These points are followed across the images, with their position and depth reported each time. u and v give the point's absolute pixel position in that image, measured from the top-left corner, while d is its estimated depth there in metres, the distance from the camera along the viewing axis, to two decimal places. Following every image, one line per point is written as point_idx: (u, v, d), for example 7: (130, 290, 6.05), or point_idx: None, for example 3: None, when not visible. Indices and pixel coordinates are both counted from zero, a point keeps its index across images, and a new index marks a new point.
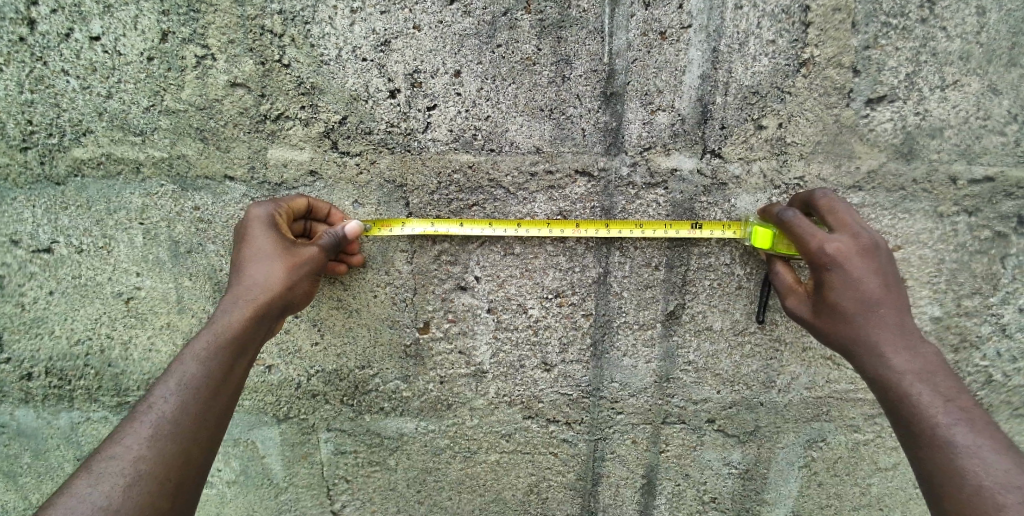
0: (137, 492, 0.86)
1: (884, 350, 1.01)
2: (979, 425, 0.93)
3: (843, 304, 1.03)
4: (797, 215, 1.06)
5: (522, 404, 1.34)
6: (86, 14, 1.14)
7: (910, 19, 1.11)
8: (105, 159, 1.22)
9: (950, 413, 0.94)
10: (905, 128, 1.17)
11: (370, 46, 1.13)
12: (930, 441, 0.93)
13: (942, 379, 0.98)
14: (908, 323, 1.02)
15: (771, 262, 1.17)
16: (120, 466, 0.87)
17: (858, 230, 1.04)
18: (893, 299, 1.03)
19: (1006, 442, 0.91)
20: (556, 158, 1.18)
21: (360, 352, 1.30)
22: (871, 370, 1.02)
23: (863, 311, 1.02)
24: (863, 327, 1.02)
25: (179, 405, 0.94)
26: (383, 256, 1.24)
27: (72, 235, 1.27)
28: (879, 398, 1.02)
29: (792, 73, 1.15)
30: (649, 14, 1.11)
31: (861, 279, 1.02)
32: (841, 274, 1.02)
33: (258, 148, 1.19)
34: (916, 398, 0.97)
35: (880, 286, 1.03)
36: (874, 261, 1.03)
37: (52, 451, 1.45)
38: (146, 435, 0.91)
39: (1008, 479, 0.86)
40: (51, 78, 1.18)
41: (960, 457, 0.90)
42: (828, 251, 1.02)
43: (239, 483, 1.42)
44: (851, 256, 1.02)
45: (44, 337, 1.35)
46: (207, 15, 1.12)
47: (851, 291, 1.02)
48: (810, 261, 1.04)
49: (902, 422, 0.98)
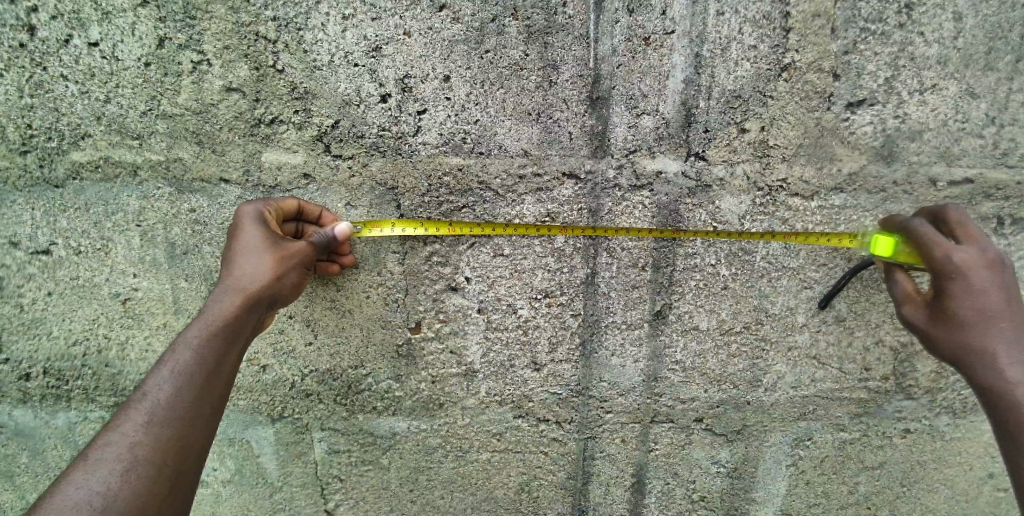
0: (135, 478, 0.89)
1: (1001, 363, 1.03)
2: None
3: (961, 314, 1.05)
4: (924, 224, 1.08)
5: (513, 404, 1.36)
6: (86, 21, 1.17)
7: (888, 25, 1.14)
8: (103, 163, 1.25)
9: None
10: (885, 131, 1.20)
11: (362, 52, 1.16)
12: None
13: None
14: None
15: (889, 270, 1.17)
16: (116, 452, 0.90)
17: (988, 243, 1.05)
18: (1014, 314, 1.05)
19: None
20: (544, 161, 1.20)
21: (352, 352, 1.32)
22: (985, 381, 1.04)
23: (983, 324, 1.04)
24: (979, 337, 1.04)
25: (173, 393, 0.97)
26: (375, 257, 1.26)
27: (70, 237, 1.30)
28: (990, 408, 1.04)
29: (773, 77, 1.18)
30: (633, 20, 1.14)
31: (985, 292, 1.03)
32: (964, 284, 1.04)
33: (253, 152, 1.22)
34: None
35: (1004, 301, 1.04)
36: (998, 276, 1.04)
37: (50, 450, 1.47)
38: (141, 422, 0.94)
39: None
40: (50, 83, 1.21)
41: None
42: (954, 260, 1.04)
43: (234, 482, 1.44)
44: (978, 267, 1.03)
45: (42, 337, 1.37)
46: (203, 22, 1.15)
47: (972, 302, 1.04)
48: (933, 269, 1.06)
49: (1013, 433, 1.01)
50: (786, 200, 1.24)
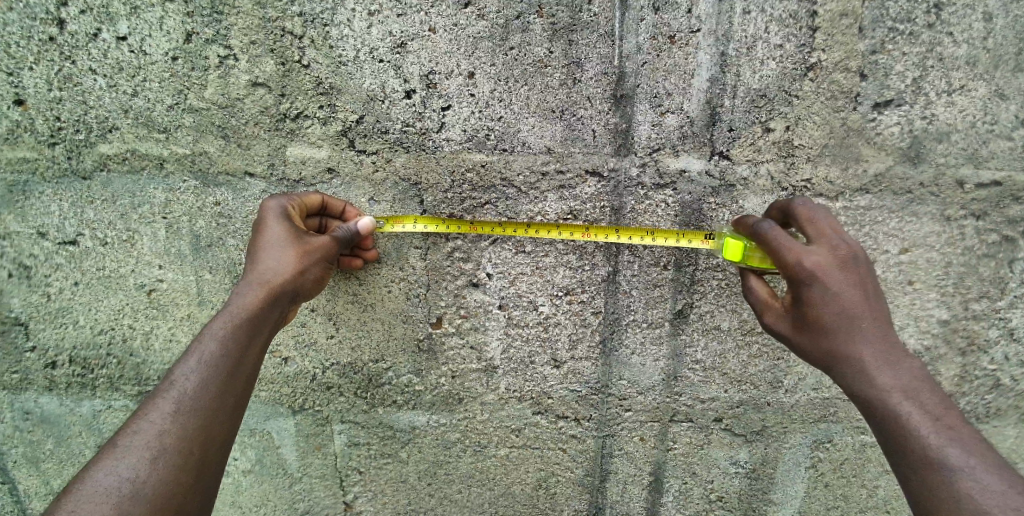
0: (162, 465, 0.90)
1: (867, 365, 0.99)
2: (970, 443, 0.91)
3: (823, 319, 1.01)
4: (773, 227, 1.07)
5: (532, 400, 1.37)
6: (114, 15, 1.19)
7: (916, 24, 1.13)
8: (130, 155, 1.27)
9: (939, 430, 0.92)
10: (911, 132, 1.19)
11: (387, 48, 1.16)
12: (919, 459, 0.91)
13: (927, 396, 0.96)
14: (891, 341, 1.01)
15: (746, 277, 1.16)
16: (144, 440, 0.92)
17: (837, 241, 1.04)
18: (874, 313, 1.02)
19: (998, 462, 0.89)
20: (567, 159, 1.20)
21: (373, 346, 1.34)
22: (854, 386, 1.00)
23: (843, 325, 1.01)
24: (843, 341, 1.01)
25: (200, 383, 0.98)
26: (397, 252, 1.27)
27: (97, 229, 1.32)
28: (865, 414, 1.00)
29: (799, 76, 1.17)
30: (659, 18, 1.14)
31: (841, 292, 1.01)
32: (820, 288, 1.01)
33: (277, 146, 1.23)
34: (902, 416, 0.94)
35: (861, 300, 1.02)
36: (851, 275, 1.02)
37: (75, 437, 1.50)
38: (169, 411, 0.95)
39: (1006, 502, 0.84)
40: (78, 76, 1.23)
41: (955, 476, 0.87)
42: (807, 265, 1.01)
43: (255, 473, 1.46)
44: (829, 269, 1.01)
45: (69, 326, 1.40)
46: (230, 16, 1.16)
47: (831, 305, 1.01)
48: (788, 275, 1.03)
49: (887, 439, 0.95)
50: (810, 200, 1.23)
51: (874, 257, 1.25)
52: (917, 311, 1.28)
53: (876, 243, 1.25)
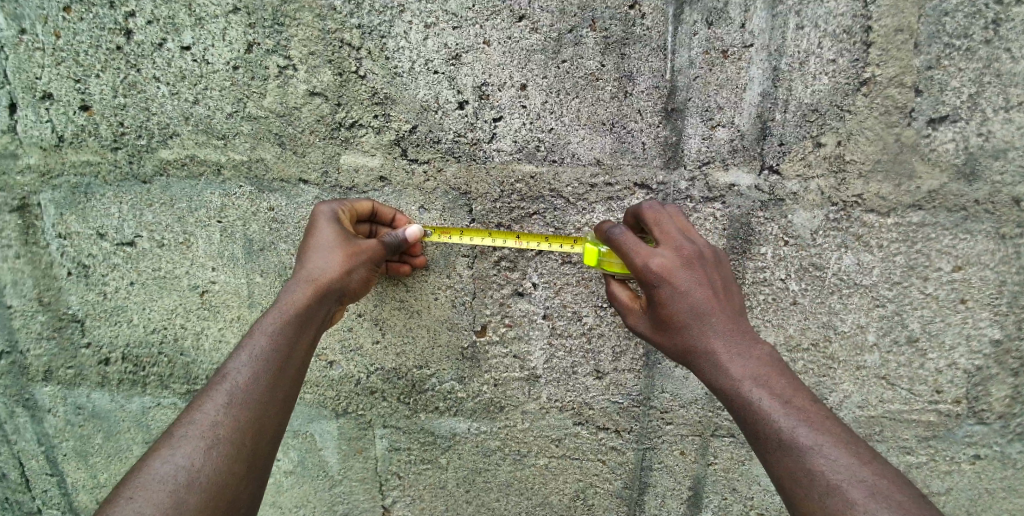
0: (216, 456, 0.92)
1: (717, 357, 0.98)
2: (817, 421, 0.89)
3: (676, 316, 1.01)
4: (623, 232, 1.06)
5: (573, 410, 1.37)
6: (179, 26, 1.23)
7: (974, 40, 1.12)
8: (189, 161, 1.31)
9: (789, 412, 0.90)
10: (967, 149, 1.17)
11: (442, 60, 1.19)
12: (775, 445, 0.88)
13: (776, 381, 0.95)
14: (741, 329, 1.01)
15: (609, 283, 1.17)
16: (199, 431, 0.93)
17: (681, 241, 1.05)
18: (723, 305, 1.02)
19: (847, 436, 0.88)
20: (616, 171, 1.21)
21: (418, 352, 1.36)
22: (711, 381, 0.99)
23: (694, 322, 1.00)
24: (696, 336, 1.00)
25: (251, 377, 1.00)
26: (445, 260, 1.29)
27: (154, 231, 1.36)
28: (724, 406, 0.98)
29: (852, 91, 1.16)
30: (712, 32, 1.14)
31: (688, 289, 1.01)
32: (668, 288, 1.01)
33: (332, 154, 1.26)
34: (754, 402, 0.92)
35: (710, 294, 1.01)
36: (698, 271, 1.02)
37: (123, 433, 1.54)
38: (222, 403, 0.97)
39: (853, 474, 0.82)
40: (142, 83, 1.28)
41: (807, 457, 0.85)
42: (652, 267, 1.01)
43: (297, 474, 1.49)
44: (675, 269, 1.01)
45: (123, 325, 1.44)
46: (290, 28, 1.19)
47: (681, 303, 1.00)
48: (639, 279, 1.03)
49: (748, 429, 0.93)
50: (861, 216, 1.22)
51: (925, 275, 1.23)
52: (969, 330, 1.26)
53: (928, 260, 1.23)
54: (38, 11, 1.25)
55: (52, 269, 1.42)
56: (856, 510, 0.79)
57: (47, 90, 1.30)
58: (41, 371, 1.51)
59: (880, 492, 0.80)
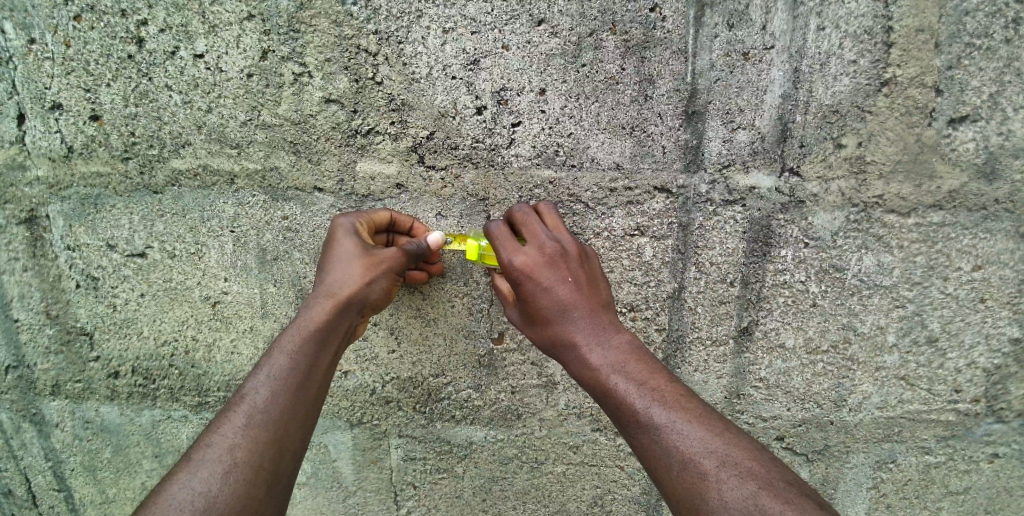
0: (234, 480, 0.90)
1: (582, 349, 1.01)
2: (672, 399, 0.92)
3: (543, 311, 1.04)
4: (498, 227, 1.10)
5: (591, 417, 1.35)
6: (192, 34, 1.21)
7: (994, 39, 1.12)
8: (201, 171, 1.29)
9: (644, 394, 0.92)
10: (987, 148, 1.17)
11: (460, 65, 1.17)
12: (636, 428, 0.91)
13: (634, 367, 0.97)
14: (602, 318, 1.04)
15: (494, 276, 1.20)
16: (217, 454, 0.92)
17: (545, 238, 1.07)
18: (587, 298, 1.05)
19: (700, 410, 0.91)
20: (636, 175, 1.20)
21: (434, 360, 1.34)
22: (577, 372, 1.01)
23: (558, 315, 1.03)
24: (561, 329, 1.03)
25: (269, 396, 0.99)
26: (461, 267, 1.27)
27: (166, 241, 1.34)
28: (593, 396, 1.00)
29: (873, 92, 1.15)
30: (733, 35, 1.14)
31: (552, 286, 1.03)
32: (532, 284, 1.04)
33: (347, 162, 1.24)
34: (614, 389, 0.95)
35: (573, 289, 1.04)
36: (562, 267, 1.05)
37: (133, 447, 1.51)
38: (241, 424, 0.96)
39: (703, 445, 0.85)
40: (154, 92, 1.26)
41: (663, 437, 0.87)
42: (515, 264, 1.04)
43: (310, 485, 1.47)
44: (538, 266, 1.04)
45: (133, 337, 1.42)
46: (306, 35, 1.18)
47: (545, 298, 1.03)
48: (505, 276, 1.06)
49: (614, 416, 0.95)
50: (882, 217, 1.21)
51: (946, 275, 1.23)
52: (988, 329, 1.25)
53: (949, 260, 1.22)
54: (47, 20, 1.22)
55: (61, 281, 1.40)
56: (708, 481, 0.81)
57: (56, 100, 1.28)
58: (48, 385, 1.48)
59: (729, 461, 0.83)
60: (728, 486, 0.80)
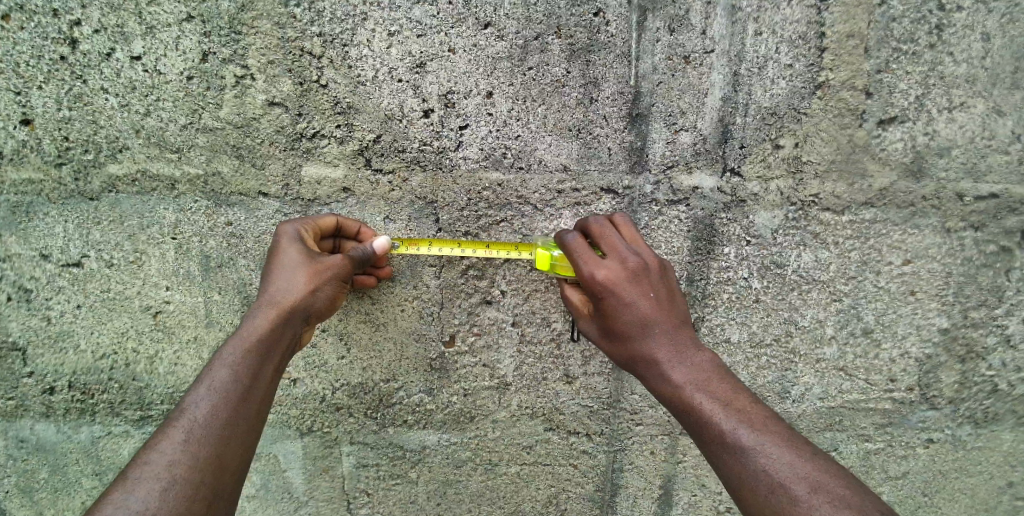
0: (173, 497, 0.87)
1: (663, 366, 1.02)
2: (758, 422, 0.93)
3: (622, 326, 1.05)
4: (575, 239, 1.09)
5: (543, 416, 1.38)
6: (128, 35, 1.17)
7: (919, 45, 1.18)
8: (140, 176, 1.25)
9: (730, 415, 0.94)
10: (915, 148, 1.23)
11: (406, 68, 1.17)
12: (722, 449, 0.92)
13: (717, 386, 0.99)
14: (685, 334, 1.05)
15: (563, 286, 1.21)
16: (155, 472, 0.88)
17: (626, 252, 1.07)
18: (668, 315, 1.06)
19: (786, 433, 0.92)
20: (582, 177, 1.22)
21: (384, 365, 1.33)
22: (656, 387, 1.03)
23: (639, 330, 1.04)
24: (640, 344, 1.04)
25: (211, 410, 0.96)
26: (411, 271, 1.27)
27: (103, 250, 1.29)
28: (672, 414, 1.02)
29: (808, 95, 1.20)
30: (674, 39, 1.17)
31: (634, 301, 1.04)
32: (614, 298, 1.04)
33: (292, 166, 1.22)
34: (697, 407, 0.97)
35: (653, 304, 1.05)
36: (643, 284, 1.06)
37: (71, 465, 1.45)
38: (180, 440, 0.93)
39: (791, 468, 0.86)
40: (89, 95, 1.21)
41: (750, 457, 0.89)
42: (598, 278, 1.04)
43: (260, 497, 1.43)
44: (621, 281, 1.04)
45: (69, 351, 1.36)
46: (248, 36, 1.15)
47: (626, 313, 1.04)
48: (586, 289, 1.07)
49: (696, 434, 0.97)
50: (818, 215, 1.26)
51: (878, 269, 1.29)
52: (919, 320, 1.32)
53: (881, 254, 1.28)
54: None
55: None
56: (797, 505, 0.83)
57: None
58: None
59: (818, 484, 0.84)
60: (818, 510, 0.81)
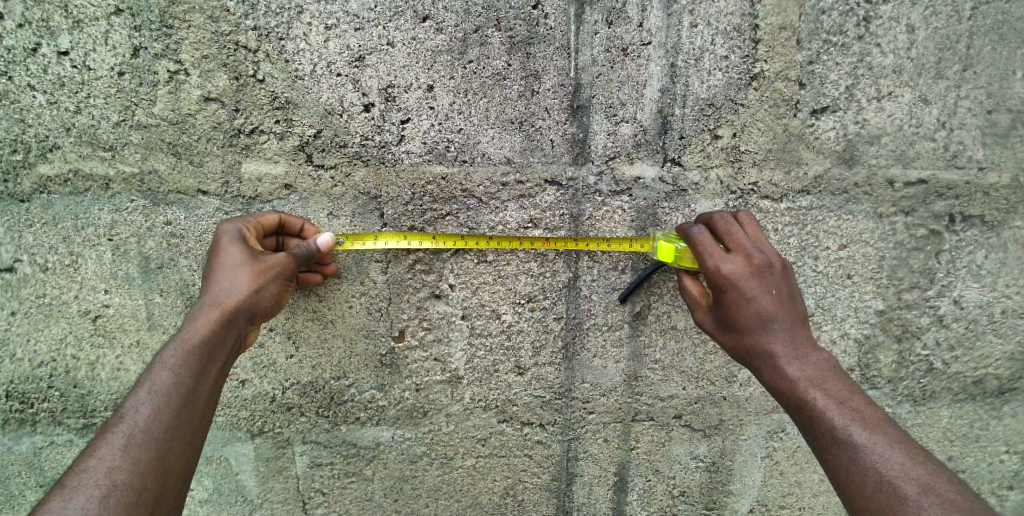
0: (113, 504, 0.85)
1: (778, 361, 1.06)
2: (871, 422, 0.97)
3: (741, 320, 1.09)
4: (701, 232, 1.12)
5: (497, 408, 1.38)
6: (55, 29, 1.13)
7: (848, 36, 1.21)
8: (72, 176, 1.21)
9: (844, 414, 0.98)
10: (846, 136, 1.27)
11: (345, 62, 1.16)
12: (832, 445, 0.97)
13: (832, 385, 1.03)
14: (804, 333, 1.08)
15: (679, 275, 1.23)
16: (92, 479, 0.86)
17: (752, 249, 1.09)
18: (788, 312, 1.09)
19: (899, 435, 0.96)
20: (526, 169, 1.23)
21: (334, 363, 1.32)
22: (768, 380, 1.07)
23: (759, 325, 1.08)
24: (757, 339, 1.08)
25: (152, 415, 0.94)
26: (358, 266, 1.26)
27: (36, 253, 1.25)
28: (784, 407, 1.06)
29: (743, 86, 1.23)
30: (612, 32, 1.18)
31: (757, 297, 1.07)
32: (737, 292, 1.08)
33: (232, 163, 1.20)
34: (811, 404, 1.01)
35: (777, 302, 1.08)
36: (767, 280, 1.08)
37: (12, 478, 1.40)
38: (119, 445, 0.90)
39: (903, 470, 0.90)
40: (15, 92, 1.16)
41: (863, 456, 0.94)
42: (723, 271, 1.08)
43: (212, 502, 1.41)
44: (746, 276, 1.08)
45: (4, 360, 1.31)
46: (180, 30, 1.13)
47: (748, 308, 1.07)
48: (709, 281, 1.10)
49: (806, 428, 1.02)
50: (757, 203, 1.29)
51: (816, 254, 1.33)
52: (856, 303, 1.37)
53: (818, 240, 1.32)
54: None
55: None
56: (907, 504, 0.88)
57: None
58: None
59: (930, 489, 0.88)
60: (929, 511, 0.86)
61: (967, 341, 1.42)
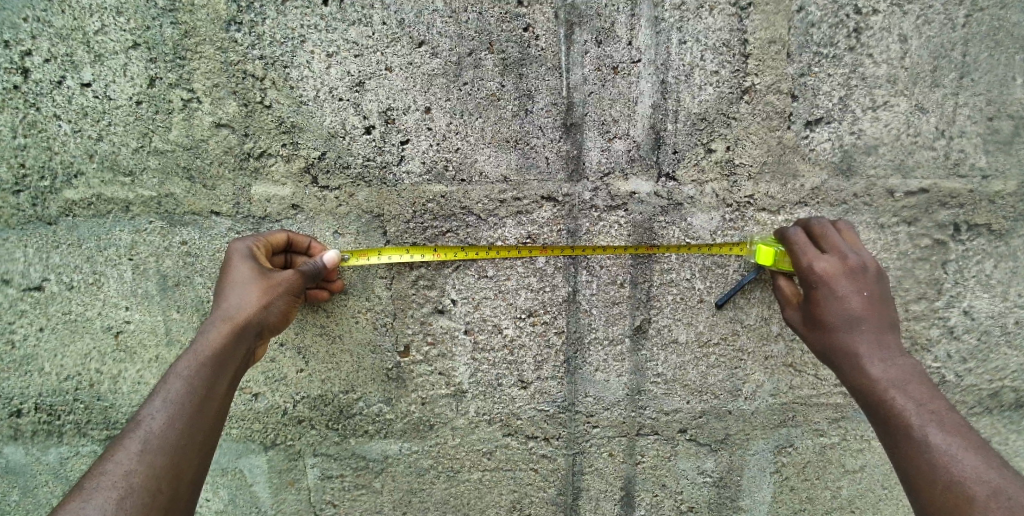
0: (129, 506, 0.89)
1: (863, 360, 1.07)
2: (951, 425, 0.95)
3: (827, 318, 1.11)
4: (799, 234, 1.17)
5: (501, 422, 1.40)
6: (79, 63, 1.22)
7: (839, 48, 1.22)
8: (95, 200, 1.29)
9: (923, 413, 0.97)
10: (842, 147, 1.27)
11: (346, 87, 1.22)
12: (905, 440, 0.97)
13: (915, 387, 1.02)
14: (890, 338, 1.08)
15: (773, 277, 1.26)
16: (109, 481, 0.90)
17: (848, 252, 1.12)
18: (876, 315, 1.10)
19: (978, 442, 0.93)
20: (523, 186, 1.26)
21: (342, 377, 1.36)
22: (849, 378, 1.08)
23: (846, 324, 1.09)
24: (841, 336, 1.10)
25: (165, 422, 0.98)
26: (362, 283, 1.31)
27: (63, 273, 1.32)
28: (862, 406, 1.06)
29: (735, 100, 1.24)
30: (602, 51, 1.21)
31: (847, 297, 1.09)
32: (827, 291, 1.10)
33: (242, 186, 1.27)
34: (891, 402, 1.01)
35: (865, 305, 1.10)
36: (859, 282, 1.10)
37: (40, 487, 1.47)
38: (135, 449, 0.94)
39: (977, 473, 0.88)
40: (43, 122, 1.25)
41: (935, 455, 0.92)
42: (816, 270, 1.11)
43: (228, 512, 1.45)
44: (837, 276, 1.10)
45: (34, 374, 1.38)
46: (192, 61, 1.20)
47: (835, 307, 1.10)
48: (800, 278, 1.14)
49: (881, 427, 1.01)
50: (754, 215, 1.29)
51: None
52: None
53: None
54: None
55: None
56: (975, 505, 0.86)
57: None
58: None
59: (1004, 493, 0.85)
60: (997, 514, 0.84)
61: (980, 353, 1.38)
